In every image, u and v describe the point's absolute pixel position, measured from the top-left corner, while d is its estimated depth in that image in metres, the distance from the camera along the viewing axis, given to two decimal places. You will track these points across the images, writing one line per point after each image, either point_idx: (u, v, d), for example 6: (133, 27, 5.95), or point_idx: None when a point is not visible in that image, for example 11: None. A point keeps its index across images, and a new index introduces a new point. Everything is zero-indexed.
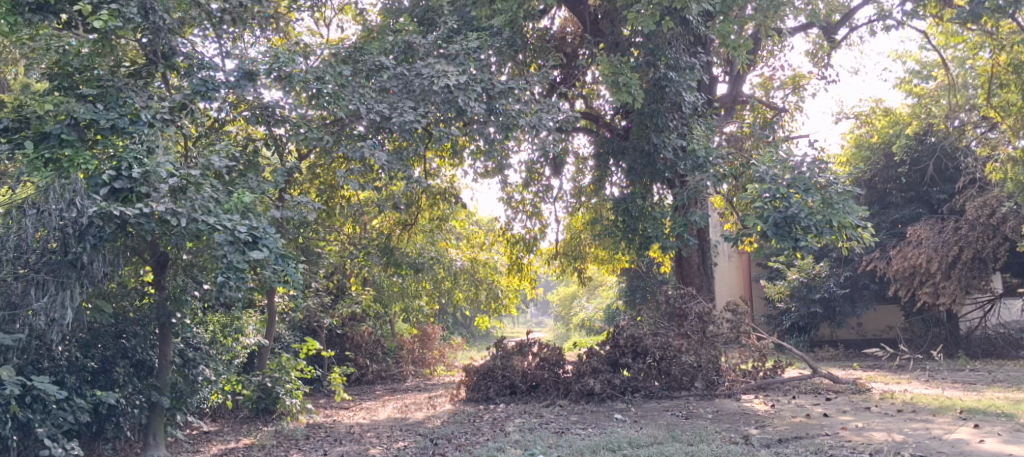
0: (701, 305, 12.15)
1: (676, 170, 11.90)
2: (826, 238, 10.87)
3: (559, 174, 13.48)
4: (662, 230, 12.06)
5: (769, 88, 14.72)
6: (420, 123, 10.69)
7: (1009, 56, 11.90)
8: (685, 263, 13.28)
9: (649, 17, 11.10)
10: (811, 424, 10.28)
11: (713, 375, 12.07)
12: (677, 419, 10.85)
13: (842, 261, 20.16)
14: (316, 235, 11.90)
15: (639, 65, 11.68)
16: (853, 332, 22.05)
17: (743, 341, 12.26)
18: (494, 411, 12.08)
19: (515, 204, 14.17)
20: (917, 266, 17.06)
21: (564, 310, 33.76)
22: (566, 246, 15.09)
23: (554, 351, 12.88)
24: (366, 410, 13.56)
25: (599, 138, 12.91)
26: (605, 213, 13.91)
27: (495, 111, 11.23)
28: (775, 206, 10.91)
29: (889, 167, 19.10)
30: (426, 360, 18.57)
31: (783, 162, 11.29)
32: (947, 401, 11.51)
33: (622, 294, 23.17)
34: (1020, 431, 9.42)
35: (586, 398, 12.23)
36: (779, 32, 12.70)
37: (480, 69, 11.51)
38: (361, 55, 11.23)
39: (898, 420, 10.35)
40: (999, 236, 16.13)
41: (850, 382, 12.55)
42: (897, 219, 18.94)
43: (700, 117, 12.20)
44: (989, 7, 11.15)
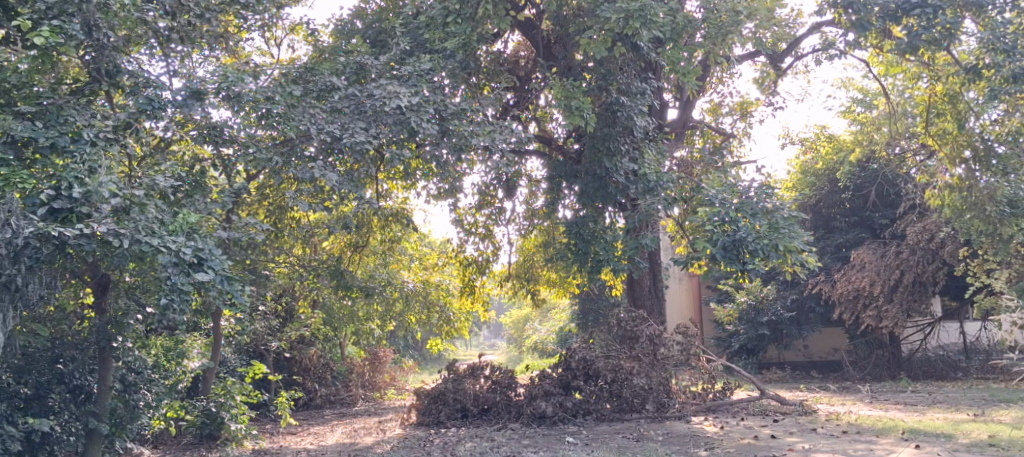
0: (652, 328, 12.32)
1: (627, 193, 12.02)
2: (773, 261, 11.07)
3: (512, 197, 13.51)
4: (614, 252, 12.16)
5: (717, 114, 15.00)
6: (372, 144, 10.63)
7: (944, 86, 12.37)
8: (637, 285, 13.39)
9: (601, 43, 11.33)
10: (759, 446, 10.38)
11: (663, 397, 12.22)
12: (628, 442, 10.88)
13: (788, 284, 20.53)
14: (264, 256, 11.68)
15: (592, 89, 11.83)
16: (799, 354, 22.47)
17: (693, 363, 12.59)
18: (444, 435, 11.95)
19: (468, 226, 14.17)
20: (860, 289, 17.45)
21: (517, 332, 33.66)
22: (519, 269, 15.15)
23: (506, 374, 12.79)
24: (314, 435, 13.33)
25: (553, 162, 12.99)
26: (557, 236, 13.95)
27: (448, 132, 11.21)
28: (724, 230, 11.05)
29: (833, 193, 19.56)
30: (376, 383, 18.31)
31: (732, 187, 11.52)
32: (890, 422, 11.76)
33: (574, 317, 23.24)
34: (959, 451, 9.66)
35: (537, 422, 12.20)
36: (727, 59, 12.97)
37: (433, 91, 11.50)
38: (313, 75, 11.16)
39: (842, 441, 10.53)
40: (938, 261, 16.67)
41: (796, 403, 12.75)
42: (841, 243, 19.40)
43: (652, 141, 12.35)
44: (926, 39, 11.60)
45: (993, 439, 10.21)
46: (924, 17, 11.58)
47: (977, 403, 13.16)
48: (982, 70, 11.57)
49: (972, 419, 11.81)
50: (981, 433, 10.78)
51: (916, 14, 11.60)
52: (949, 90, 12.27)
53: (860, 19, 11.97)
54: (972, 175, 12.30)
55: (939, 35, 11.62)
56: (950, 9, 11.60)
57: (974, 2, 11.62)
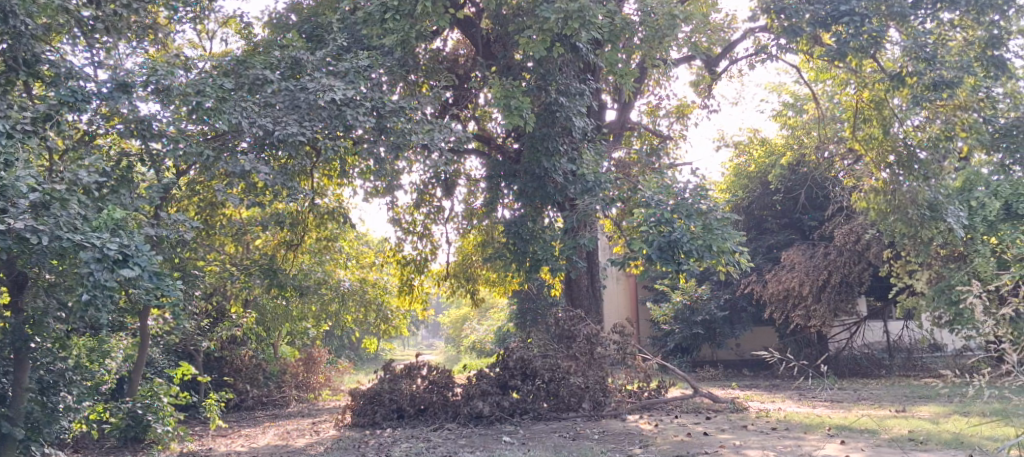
0: (589, 327, 12.42)
1: (566, 193, 12.06)
2: (707, 262, 11.28)
3: (451, 196, 13.46)
4: (552, 251, 12.21)
5: (655, 116, 15.20)
6: (306, 137, 10.44)
7: (870, 93, 12.79)
8: (575, 285, 13.47)
9: (540, 42, 11.36)
10: (691, 443, 10.57)
11: (600, 395, 12.29)
12: (565, 440, 10.92)
13: (722, 284, 20.95)
14: (194, 254, 11.35)
15: (531, 89, 11.85)
16: (731, 352, 22.98)
17: (630, 362, 12.64)
18: (379, 436, 11.82)
19: (406, 226, 14.05)
20: (790, 289, 17.84)
21: (455, 332, 33.44)
22: (457, 268, 15.05)
23: (443, 374, 12.72)
24: (245, 437, 13.05)
25: (491, 161, 12.95)
26: (495, 236, 13.93)
27: (386, 129, 11.03)
28: (660, 230, 11.21)
29: (765, 195, 20.03)
30: (311, 384, 17.90)
31: (668, 188, 11.67)
32: (817, 419, 12.10)
33: (513, 316, 23.24)
34: (881, 446, 9.99)
35: (474, 421, 12.25)
36: (664, 63, 13.14)
37: (371, 88, 11.33)
38: (246, 69, 10.89)
39: (772, 438, 10.79)
40: (863, 262, 17.22)
41: (728, 401, 13.01)
42: (772, 244, 19.90)
43: (590, 142, 12.45)
44: (854, 46, 11.93)
45: (913, 434, 10.59)
46: (852, 25, 11.89)
47: (898, 400, 13.64)
48: (905, 77, 12.03)
49: (894, 415, 12.22)
50: (902, 428, 11.16)
51: (845, 21, 11.92)
52: (875, 97, 12.81)
53: (792, 24, 12.38)
54: (896, 180, 12.72)
55: (866, 43, 11.94)
56: (876, 18, 11.97)
57: (898, 11, 11.91)
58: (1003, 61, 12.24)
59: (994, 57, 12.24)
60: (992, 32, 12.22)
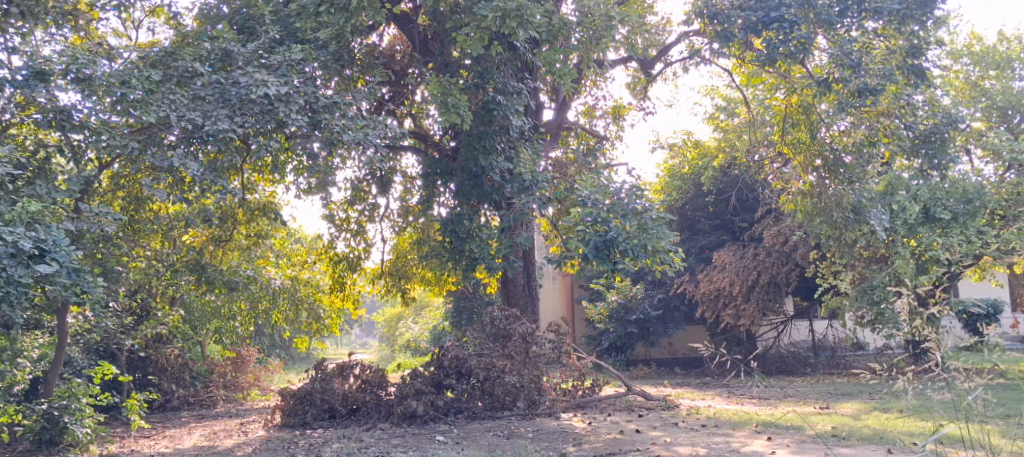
0: (525, 326, 12.39)
1: (503, 192, 12.01)
2: (642, 261, 11.40)
3: (386, 193, 13.33)
4: (487, 250, 12.20)
5: (591, 117, 15.32)
6: (237, 133, 10.07)
7: (798, 98, 13.03)
8: (511, 284, 13.50)
9: (477, 40, 11.33)
10: (624, 440, 10.68)
11: (534, 394, 12.25)
12: (499, 439, 10.91)
13: (656, 283, 21.28)
14: (119, 250, 10.91)
15: (468, 87, 11.80)
16: (665, 351, 23.45)
17: (565, 361, 12.64)
18: (310, 437, 11.61)
19: (339, 223, 13.81)
20: (721, 289, 18.29)
21: (389, 331, 33.09)
22: (392, 267, 14.85)
23: (377, 373, 12.52)
24: (170, 438, 12.70)
25: (428, 159, 12.82)
26: (431, 234, 13.84)
27: (319, 124, 10.67)
28: (596, 230, 11.28)
29: (698, 196, 20.48)
30: (239, 384, 17.50)
31: (604, 189, 11.78)
32: (745, 415, 12.40)
33: (449, 315, 23.13)
34: (806, 442, 10.26)
35: (408, 421, 12.06)
36: (601, 64, 13.25)
37: (304, 82, 11.00)
38: (173, 61, 10.57)
39: (701, 434, 10.99)
40: (790, 263, 17.71)
41: (660, 399, 13.25)
42: (704, 244, 20.31)
43: (528, 141, 12.46)
44: (783, 52, 12.29)
45: (836, 430, 10.90)
46: (782, 31, 12.20)
47: (822, 397, 14.08)
48: (832, 83, 12.35)
49: (817, 411, 12.60)
50: (825, 424, 11.50)
51: (775, 28, 12.17)
52: (804, 102, 12.97)
53: (724, 29, 12.66)
54: (822, 183, 13.14)
55: (795, 49, 12.20)
56: (804, 24, 12.26)
57: (825, 19, 12.30)
58: (923, 70, 12.74)
59: (914, 66, 12.72)
60: (912, 42, 12.65)
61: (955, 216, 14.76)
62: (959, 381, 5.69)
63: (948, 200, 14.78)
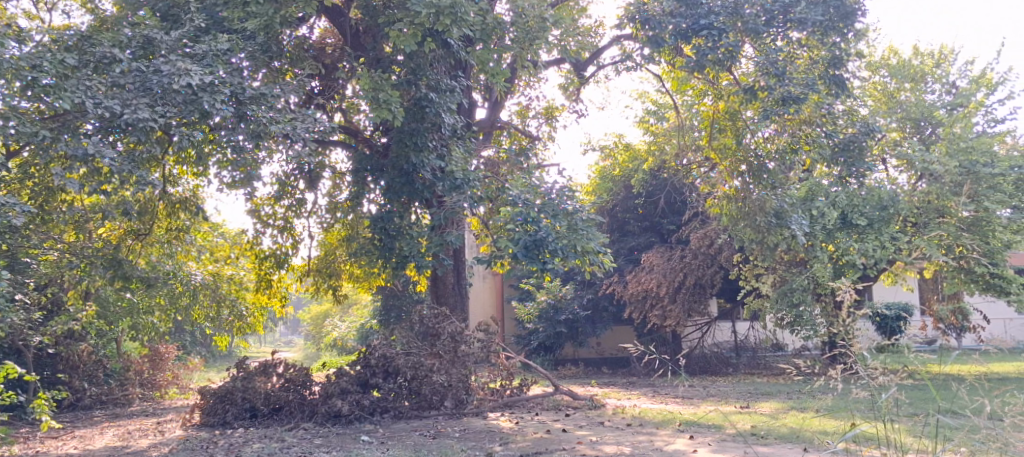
0: (454, 325, 12.44)
1: (434, 190, 11.90)
2: (571, 261, 11.45)
3: (314, 189, 13.11)
4: (418, 248, 12.07)
5: (524, 117, 15.36)
6: (157, 123, 9.65)
7: (725, 104, 13.41)
8: (440, 282, 13.49)
9: (410, 36, 11.23)
10: (550, 439, 10.72)
11: (462, 394, 12.28)
12: (425, 439, 10.81)
13: (585, 284, 21.52)
14: (28, 242, 10.48)
15: (400, 83, 11.61)
16: (593, 352, 23.68)
17: (493, 361, 12.86)
18: (230, 436, 11.30)
19: (265, 218, 13.49)
20: (648, 290, 18.63)
21: (315, 329, 32.56)
22: (320, 264, 14.60)
23: (301, 371, 12.23)
24: (80, 439, 12.17)
25: (358, 154, 12.61)
26: (360, 230, 13.65)
27: (245, 117, 10.32)
28: (526, 230, 11.30)
29: (628, 198, 20.80)
30: (157, 382, 16.92)
31: (535, 189, 11.82)
32: (669, 414, 12.61)
33: (377, 314, 22.83)
34: (726, 440, 10.46)
35: (332, 421, 11.88)
36: (535, 64, 13.28)
37: (230, 72, 10.62)
38: (91, 45, 10.14)
39: (626, 433, 11.11)
40: (715, 265, 18.04)
41: (587, 398, 13.39)
42: (633, 246, 20.60)
43: (460, 139, 12.39)
44: (711, 59, 12.56)
45: (754, 428, 11.15)
46: (710, 38, 12.42)
47: (743, 396, 14.40)
48: (756, 91, 12.66)
49: (737, 411, 12.88)
50: (745, 423, 11.75)
51: (704, 35, 12.41)
52: (730, 108, 13.37)
53: (655, 35, 12.78)
54: (746, 188, 13.43)
55: (722, 56, 12.53)
56: (732, 33, 12.51)
57: (752, 28, 12.48)
58: (843, 80, 12.99)
59: (835, 76, 12.95)
60: (833, 52, 12.93)
61: (871, 223, 15.30)
62: (875, 379, 5.83)
63: (865, 207, 15.29)
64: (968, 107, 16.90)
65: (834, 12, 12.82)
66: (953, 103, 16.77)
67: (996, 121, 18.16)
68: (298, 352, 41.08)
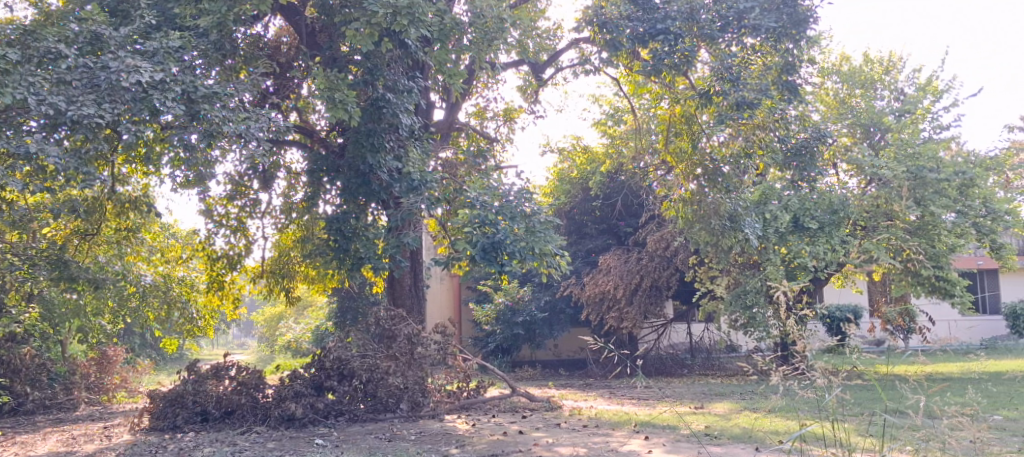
0: (410, 326, 12.27)
1: (391, 191, 11.81)
2: (529, 264, 11.46)
3: (269, 189, 12.94)
4: (374, 250, 11.90)
5: (482, 118, 15.33)
6: (105, 120, 9.45)
7: (682, 108, 13.44)
8: (397, 284, 13.38)
9: (367, 36, 11.14)
10: (506, 441, 10.70)
11: (418, 396, 12.22)
12: (380, 442, 10.74)
13: (543, 286, 21.56)
14: None
15: (356, 83, 11.50)
16: (550, 353, 23.72)
17: (450, 362, 12.74)
18: (180, 441, 11.08)
19: (218, 218, 13.28)
20: (605, 292, 18.70)
21: (269, 331, 32.12)
22: (274, 265, 14.40)
23: (253, 375, 12.02)
24: (22, 445, 11.83)
25: (313, 154, 12.46)
26: (315, 231, 13.51)
27: (198, 116, 10.14)
28: (484, 232, 11.27)
29: (585, 200, 20.88)
30: (104, 386, 16.53)
31: (492, 190, 11.81)
32: (625, 416, 12.67)
33: (333, 316, 22.58)
34: (681, 441, 10.55)
35: (286, 424, 11.74)
36: (493, 65, 13.27)
37: (182, 70, 10.41)
38: (34, 40, 9.76)
39: (582, 435, 11.15)
40: (671, 267, 18.37)
41: (544, 400, 13.41)
42: (590, 248, 20.67)
43: (417, 140, 12.33)
44: (668, 64, 12.64)
45: (708, 429, 11.26)
46: (667, 43, 12.55)
47: (697, 397, 14.52)
48: (711, 96, 12.78)
49: (692, 411, 13.00)
50: (699, 423, 11.86)
51: (660, 39, 12.53)
52: (686, 112, 13.43)
53: (613, 38, 12.88)
54: (702, 191, 13.54)
55: (679, 61, 12.63)
56: (688, 38, 12.68)
57: (707, 34, 12.70)
58: (796, 86, 13.20)
59: (788, 82, 13.14)
60: (787, 59, 13.01)
61: (821, 226, 15.56)
62: (822, 378, 5.93)
63: (816, 211, 15.53)
64: (916, 113, 17.30)
65: (787, 19, 12.78)
66: (901, 110, 17.14)
67: (941, 128, 18.60)
68: (252, 354, 40.49)
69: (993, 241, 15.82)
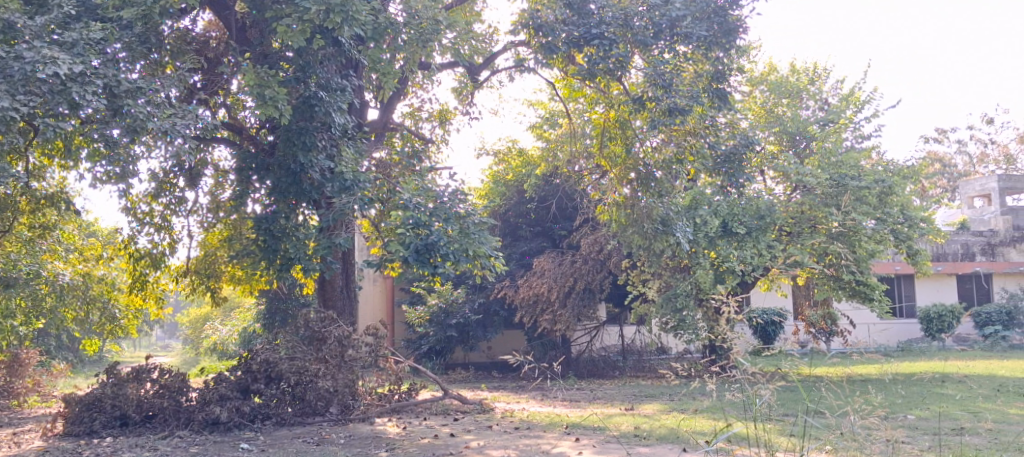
0: (340, 329, 12.17)
1: (323, 191, 11.63)
2: (462, 266, 11.40)
3: (195, 187, 12.61)
4: (305, 250, 11.62)
5: (417, 119, 15.23)
6: (19, 112, 9.07)
7: (615, 113, 13.56)
8: (328, 286, 13.20)
9: (299, 33, 10.95)
10: (437, 444, 10.62)
11: (348, 399, 12.08)
12: (308, 446, 10.56)
13: (476, 288, 21.53)
14: None
15: (288, 80, 11.30)
16: (483, 355, 23.68)
17: (381, 365, 12.65)
18: (97, 446, 10.72)
19: (141, 216, 12.88)
20: (539, 294, 18.71)
21: (194, 333, 31.29)
22: (199, 265, 14.05)
23: (176, 377, 11.73)
24: None
25: (242, 152, 12.18)
26: (243, 231, 13.25)
27: (120, 110, 9.84)
28: (417, 233, 11.19)
29: (520, 203, 20.94)
30: (15, 390, 15.92)
31: (427, 191, 11.72)
32: (556, 417, 12.70)
33: (261, 317, 22.09)
34: (611, 442, 10.61)
35: (210, 428, 11.45)
36: (428, 66, 13.18)
37: (103, 63, 10.04)
38: None
39: (513, 437, 11.12)
40: (605, 270, 18.61)
41: (476, 402, 13.35)
42: (525, 251, 20.71)
43: (350, 139, 12.17)
44: (602, 69, 12.74)
45: (637, 430, 11.34)
46: (602, 48, 12.63)
47: (628, 399, 14.65)
48: (645, 101, 12.93)
49: (622, 412, 13.11)
50: (629, 424, 11.94)
51: (595, 44, 12.61)
52: (620, 117, 13.47)
53: (548, 42, 12.87)
54: (635, 195, 13.72)
55: (613, 66, 12.75)
56: (622, 44, 12.78)
57: (641, 40, 12.79)
58: (726, 95, 13.44)
59: (718, 90, 13.37)
60: (717, 67, 13.31)
61: (749, 231, 15.81)
62: (747, 382, 6.02)
63: (744, 216, 15.80)
64: (839, 123, 17.82)
65: (717, 28, 13.18)
66: (825, 119, 17.60)
67: (862, 137, 19.18)
68: (176, 356, 39.38)
69: (910, 247, 16.37)
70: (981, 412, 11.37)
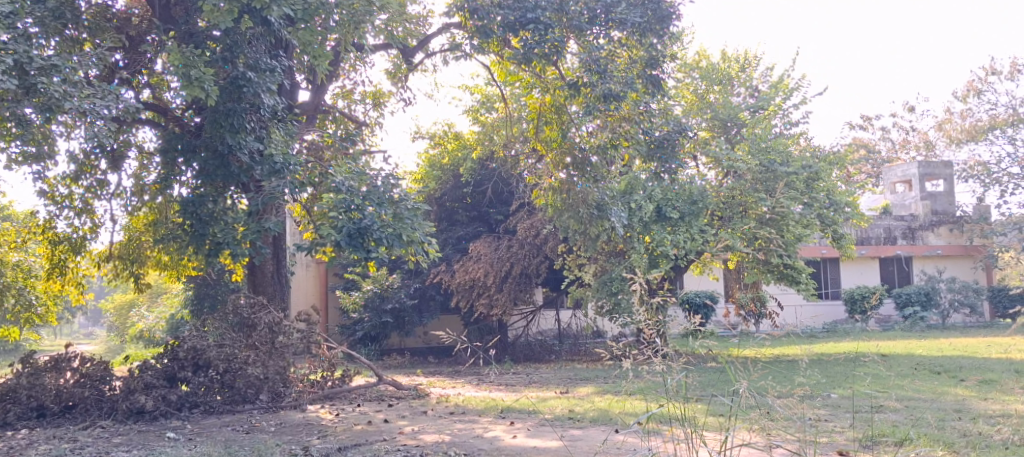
0: (271, 315, 12.02)
1: (252, 174, 11.36)
2: (396, 251, 11.28)
3: (118, 169, 12.22)
4: (233, 235, 11.29)
5: (350, 100, 14.98)
6: None
7: (551, 97, 13.50)
8: (258, 271, 12.94)
9: (227, 12, 10.75)
10: (370, 431, 10.51)
11: (279, 386, 11.86)
12: (236, 434, 10.34)
13: (412, 273, 21.39)
14: None
15: (215, 60, 11.00)
16: (420, 340, 23.62)
17: (313, 351, 12.58)
18: (11, 438, 10.28)
19: (59, 199, 12.41)
20: (475, 279, 18.69)
21: (120, 319, 30.40)
22: (122, 250, 13.66)
23: (99, 367, 11.40)
24: None
25: (167, 133, 11.80)
26: (169, 215, 12.90)
27: (33, 88, 9.39)
28: (350, 217, 11.00)
29: (456, 187, 20.67)
30: None
31: (359, 175, 11.52)
32: (492, 402, 12.68)
33: (188, 303, 21.55)
34: (545, 425, 10.64)
35: (134, 418, 11.13)
36: (360, 47, 12.94)
37: (15, 38, 9.57)
38: None
39: (447, 422, 11.08)
40: (541, 254, 18.65)
41: (411, 388, 13.26)
42: (460, 235, 20.65)
43: (281, 121, 11.90)
44: (538, 53, 12.68)
45: (571, 412, 11.39)
46: (537, 32, 12.57)
47: (562, 382, 14.73)
48: (580, 87, 12.94)
49: (557, 395, 13.18)
50: (563, 407, 12.00)
51: (530, 29, 12.55)
52: (556, 101, 13.50)
53: (483, 25, 12.83)
54: (571, 180, 13.77)
55: (549, 51, 12.70)
56: (558, 29, 12.76)
57: (575, 25, 12.85)
58: (659, 81, 13.45)
59: (651, 76, 13.38)
60: (652, 54, 13.28)
61: (682, 216, 16.07)
62: (669, 364, 6.11)
63: (678, 201, 16.04)
64: (768, 109, 18.02)
65: (651, 15, 13.17)
66: (756, 105, 17.88)
67: (791, 123, 19.56)
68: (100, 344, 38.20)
69: (834, 232, 16.84)
70: (900, 389, 11.76)
